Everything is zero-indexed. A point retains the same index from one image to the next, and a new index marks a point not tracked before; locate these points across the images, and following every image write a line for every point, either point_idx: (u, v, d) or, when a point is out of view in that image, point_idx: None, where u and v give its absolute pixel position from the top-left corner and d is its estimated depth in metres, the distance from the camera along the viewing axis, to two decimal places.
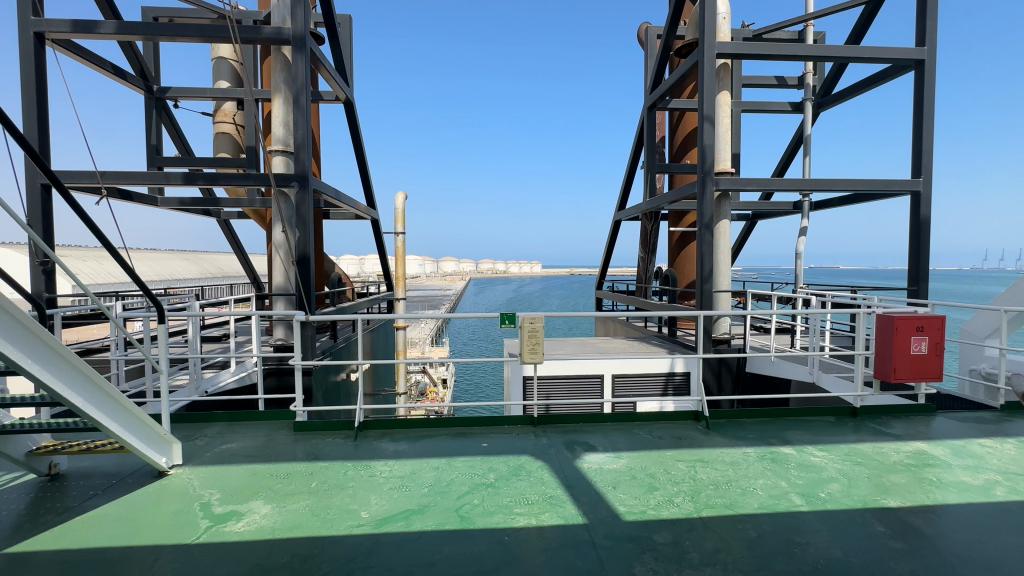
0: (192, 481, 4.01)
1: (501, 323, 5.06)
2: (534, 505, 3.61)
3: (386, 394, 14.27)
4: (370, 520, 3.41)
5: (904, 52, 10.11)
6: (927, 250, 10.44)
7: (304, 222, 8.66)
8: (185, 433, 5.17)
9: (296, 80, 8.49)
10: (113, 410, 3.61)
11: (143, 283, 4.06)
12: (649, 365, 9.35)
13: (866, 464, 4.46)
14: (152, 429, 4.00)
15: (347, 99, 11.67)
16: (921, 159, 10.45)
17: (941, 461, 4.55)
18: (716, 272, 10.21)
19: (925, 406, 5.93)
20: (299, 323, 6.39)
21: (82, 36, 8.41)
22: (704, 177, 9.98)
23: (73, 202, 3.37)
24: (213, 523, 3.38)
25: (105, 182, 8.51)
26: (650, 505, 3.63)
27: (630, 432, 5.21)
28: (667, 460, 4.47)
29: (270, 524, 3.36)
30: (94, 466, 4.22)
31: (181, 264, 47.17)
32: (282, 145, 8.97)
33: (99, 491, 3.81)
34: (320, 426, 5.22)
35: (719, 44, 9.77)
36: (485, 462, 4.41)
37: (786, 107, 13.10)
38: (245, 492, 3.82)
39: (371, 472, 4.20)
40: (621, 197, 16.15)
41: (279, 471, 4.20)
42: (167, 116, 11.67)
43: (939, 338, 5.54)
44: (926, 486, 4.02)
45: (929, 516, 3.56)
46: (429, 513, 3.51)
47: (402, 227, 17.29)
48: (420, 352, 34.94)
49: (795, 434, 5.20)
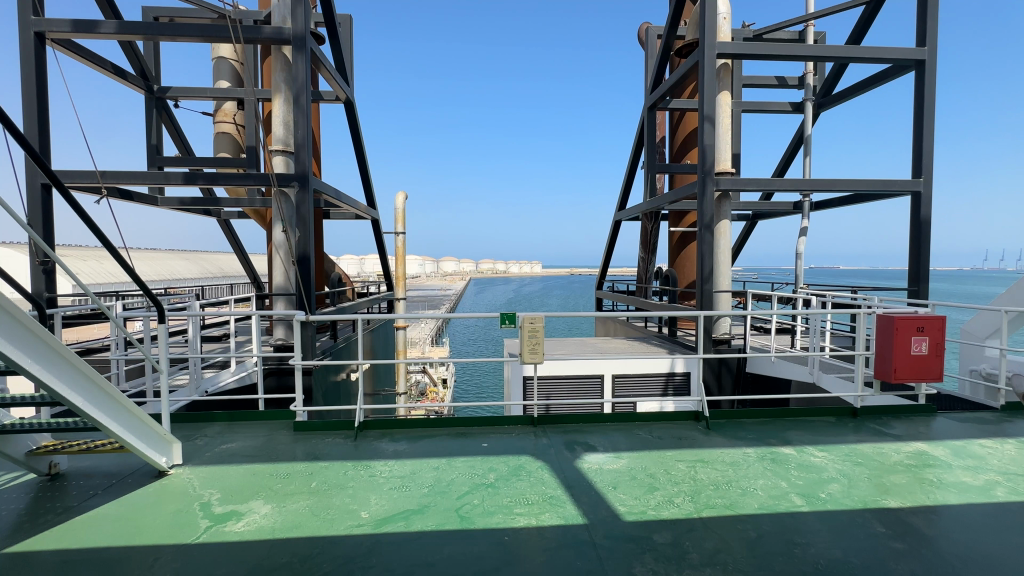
0: (192, 481, 4.01)
1: (501, 323, 5.06)
2: (534, 506, 3.61)
3: (386, 394, 14.27)
4: (370, 520, 3.41)
5: (904, 52, 10.10)
6: (927, 250, 10.44)
7: (304, 222, 8.66)
8: (185, 433, 5.17)
9: (296, 80, 8.48)
10: (113, 410, 3.61)
11: (143, 283, 4.06)
12: (649, 365, 9.35)
13: (866, 465, 4.46)
14: (152, 428, 4.00)
15: (347, 99, 11.67)
16: (922, 159, 10.45)
17: (942, 461, 4.54)
18: (716, 272, 10.21)
19: (925, 406, 5.92)
20: (299, 322, 6.38)
21: (82, 36, 8.41)
22: (704, 177, 9.97)
23: (73, 202, 3.37)
24: (213, 522, 3.38)
25: (105, 182, 8.51)
26: (650, 506, 3.63)
27: (630, 432, 5.20)
28: (667, 460, 4.47)
29: (270, 524, 3.36)
30: (95, 466, 4.22)
31: (181, 264, 47.18)
32: (282, 145, 8.98)
33: (99, 491, 3.81)
34: (320, 426, 5.22)
35: (719, 45, 9.76)
36: (485, 462, 4.41)
37: (786, 107, 13.10)
38: (245, 492, 3.82)
39: (371, 471, 4.20)
40: (621, 197, 16.15)
41: (279, 471, 4.20)
42: (168, 116, 11.66)
43: (940, 338, 5.53)
44: (926, 486, 4.02)
45: (929, 516, 3.56)
46: (429, 513, 3.50)
47: (402, 227, 17.30)
48: (420, 352, 34.95)
49: (795, 435, 5.20)
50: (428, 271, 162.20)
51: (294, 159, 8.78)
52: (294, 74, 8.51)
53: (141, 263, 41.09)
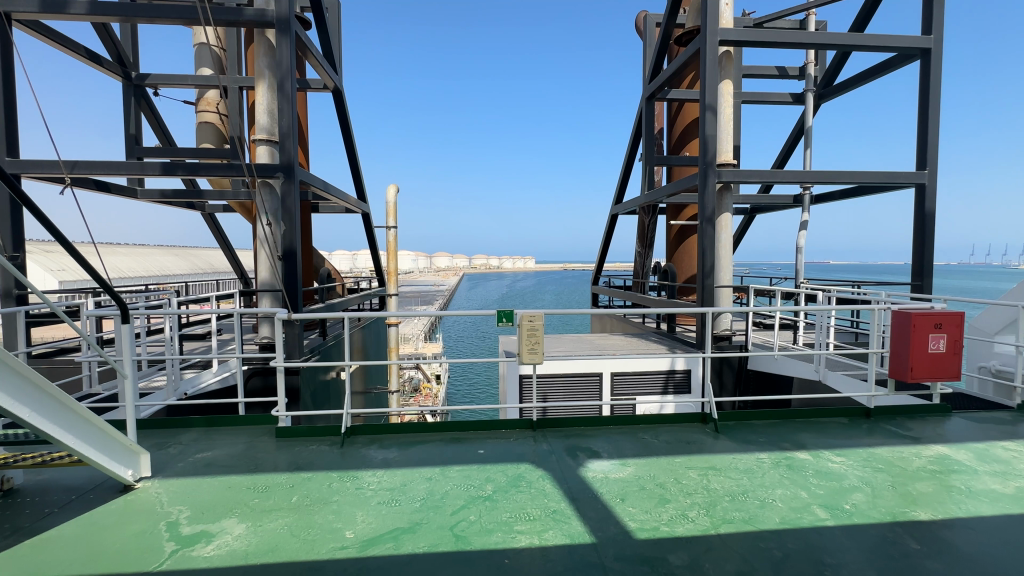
0: (160, 497, 3.65)
1: (497, 322, 4.69)
2: (536, 522, 3.29)
3: (377, 393, 13.90)
4: (356, 542, 3.06)
5: (910, 41, 9.82)
6: (931, 244, 10.21)
7: (290, 214, 8.31)
8: (158, 440, 4.80)
9: (280, 65, 8.09)
10: (66, 420, 3.22)
11: (106, 284, 3.64)
12: (649, 364, 9.05)
13: (888, 471, 4.17)
14: (116, 439, 3.64)
15: (336, 87, 11.26)
16: (927, 151, 10.20)
17: (967, 467, 4.26)
18: (717, 267, 9.92)
19: (939, 406, 5.65)
20: (282, 321, 5.96)
21: (50, 17, 7.93)
22: (705, 169, 9.71)
23: (20, 193, 2.98)
24: (180, 545, 3.04)
25: (77, 173, 8.09)
26: (662, 521, 3.32)
27: (635, 436, 4.91)
28: (677, 468, 4.17)
29: (243, 547, 3.02)
30: (55, 478, 3.85)
31: (168, 262, 46.45)
32: (266, 134, 8.51)
33: (55, 509, 3.45)
34: (305, 433, 4.89)
35: (721, 32, 9.45)
36: (482, 471, 4.08)
37: (786, 98, 12.81)
38: (218, 509, 3.47)
39: (359, 483, 3.87)
40: (618, 191, 15.79)
41: (257, 484, 3.85)
42: (147, 104, 11.17)
43: (958, 336, 5.25)
44: (954, 495, 3.73)
45: (964, 530, 3.28)
46: (420, 532, 3.18)
47: (393, 221, 16.82)
48: (413, 348, 34.63)
49: (809, 438, 4.92)
50: (422, 267, 161.65)
51: (279, 149, 8.39)
52: (278, 59, 8.12)
53: (122, 260, 40.11)
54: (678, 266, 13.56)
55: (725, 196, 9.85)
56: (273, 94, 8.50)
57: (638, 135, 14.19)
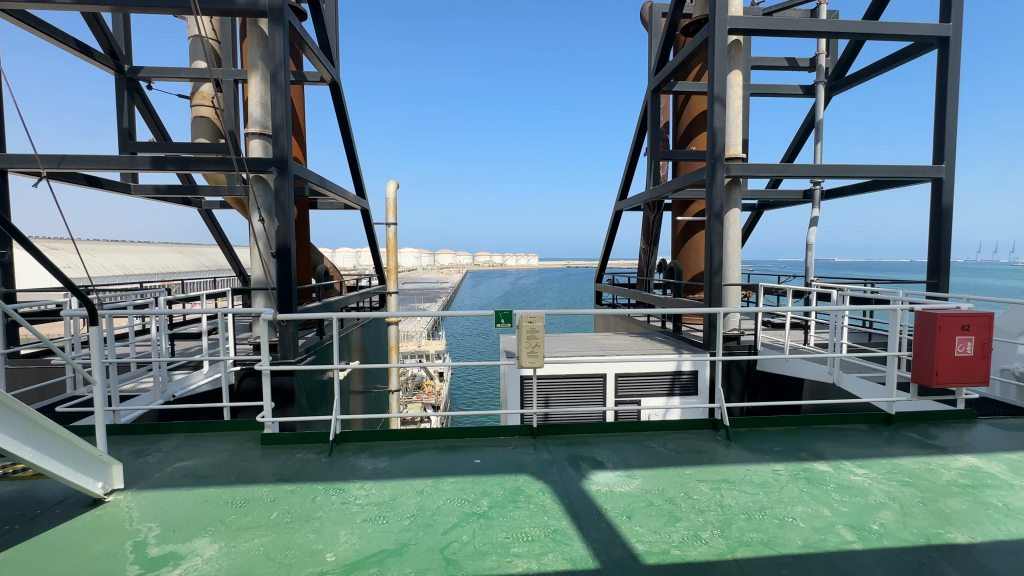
0: (131, 512, 3.39)
1: (496, 322, 4.42)
2: (534, 544, 3.01)
3: (377, 393, 13.66)
4: (337, 567, 2.79)
5: (928, 29, 9.45)
6: (949, 241, 9.85)
7: (283, 210, 7.99)
8: (137, 447, 4.55)
9: (273, 55, 7.79)
10: (21, 432, 2.95)
11: (70, 286, 3.35)
12: (655, 366, 8.74)
13: (916, 485, 3.87)
14: (82, 449, 3.39)
15: (332, 80, 10.94)
16: (945, 144, 9.83)
17: (1001, 481, 3.95)
18: (726, 265, 9.65)
19: (964, 412, 5.33)
20: (269, 321, 5.68)
21: (37, 6, 7.70)
22: (714, 163, 9.22)
23: None
24: (144, 570, 2.78)
25: (65, 167, 7.80)
26: (673, 543, 3.04)
27: (641, 444, 4.62)
28: (687, 481, 3.87)
29: (212, 572, 2.76)
30: (19, 492, 3.59)
31: (171, 260, 46.44)
32: (259, 127, 8.33)
33: (16, 525, 3.19)
34: (292, 439, 4.62)
35: (731, 20, 9.09)
36: (477, 484, 3.80)
37: (797, 91, 12.44)
38: (191, 527, 3.20)
39: (344, 497, 3.60)
40: (622, 187, 15.46)
41: (237, 498, 3.58)
42: (141, 98, 10.93)
43: (986, 338, 4.95)
44: (992, 513, 3.42)
45: (1006, 555, 2.97)
46: (408, 555, 2.90)
47: (393, 218, 16.56)
48: (415, 346, 34.41)
49: (827, 447, 4.62)
50: (425, 265, 161.49)
51: (272, 143, 8.09)
52: (270, 50, 7.82)
53: (124, 258, 40.05)
54: (684, 264, 13.29)
55: (734, 191, 9.61)
56: (266, 85, 8.20)
57: (643, 129, 13.86)
